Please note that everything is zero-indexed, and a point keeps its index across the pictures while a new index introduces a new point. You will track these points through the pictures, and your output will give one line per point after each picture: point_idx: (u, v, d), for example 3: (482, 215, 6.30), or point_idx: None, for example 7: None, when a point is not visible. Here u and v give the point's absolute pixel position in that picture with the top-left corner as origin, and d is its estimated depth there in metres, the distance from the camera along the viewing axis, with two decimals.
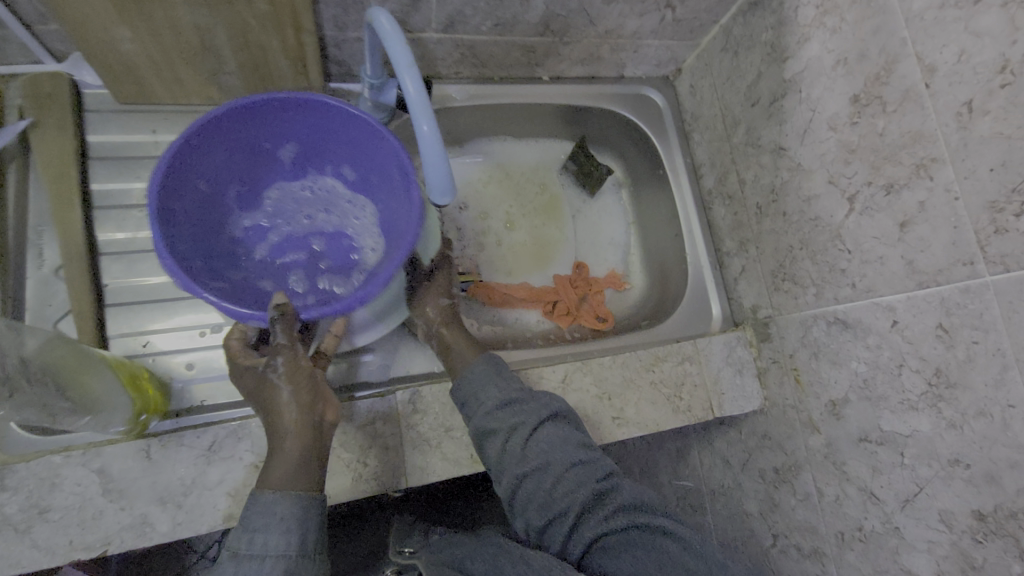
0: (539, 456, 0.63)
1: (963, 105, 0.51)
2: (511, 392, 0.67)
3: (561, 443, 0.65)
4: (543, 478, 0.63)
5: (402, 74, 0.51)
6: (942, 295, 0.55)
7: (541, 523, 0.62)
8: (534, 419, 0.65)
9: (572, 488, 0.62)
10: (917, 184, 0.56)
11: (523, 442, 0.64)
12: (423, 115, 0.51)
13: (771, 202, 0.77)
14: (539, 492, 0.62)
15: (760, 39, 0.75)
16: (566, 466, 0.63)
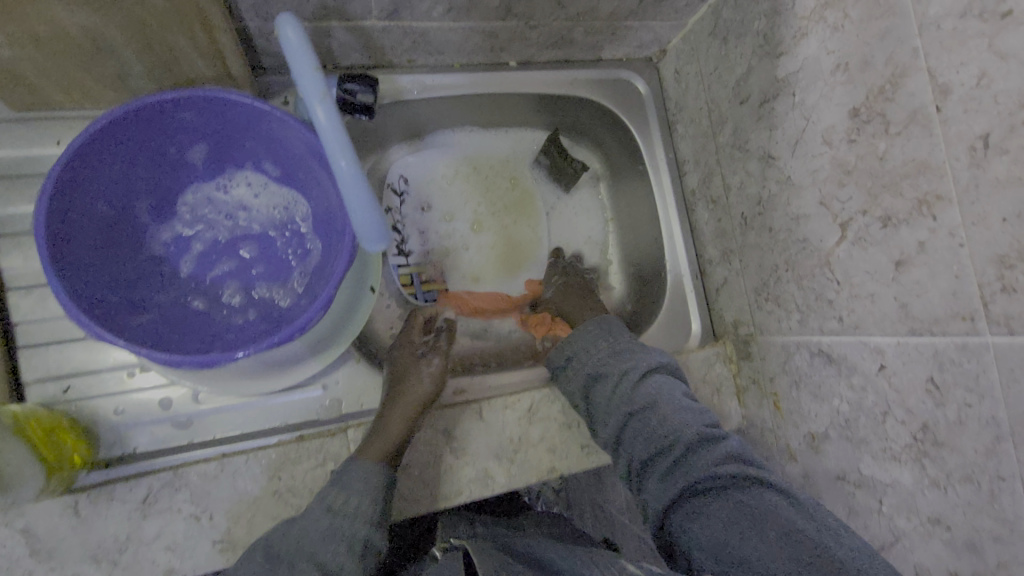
0: (648, 396, 0.67)
1: (977, 138, 0.43)
2: (619, 343, 0.74)
3: (668, 390, 0.68)
4: (649, 416, 0.66)
5: (310, 101, 0.43)
6: (936, 347, 0.49)
7: (644, 458, 0.64)
8: (641, 364, 0.70)
9: (679, 425, 0.64)
10: (918, 221, 0.49)
11: (631, 385, 0.68)
12: (340, 150, 0.44)
13: (756, 214, 0.70)
14: (645, 427, 0.65)
15: (752, 27, 0.66)
16: (674, 407, 0.66)
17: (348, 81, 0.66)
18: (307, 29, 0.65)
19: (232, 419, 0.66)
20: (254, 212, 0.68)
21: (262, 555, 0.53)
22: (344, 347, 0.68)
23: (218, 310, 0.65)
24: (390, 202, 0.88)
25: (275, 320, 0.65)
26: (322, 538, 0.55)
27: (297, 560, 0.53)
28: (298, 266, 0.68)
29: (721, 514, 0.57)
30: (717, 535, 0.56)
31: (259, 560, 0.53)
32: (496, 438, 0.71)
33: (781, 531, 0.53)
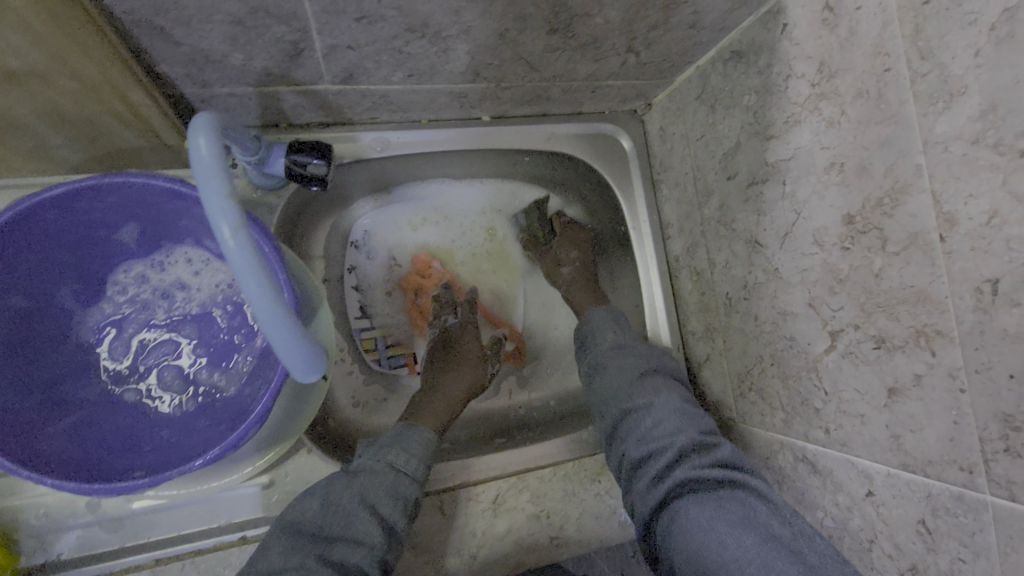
0: (646, 397, 0.66)
1: (985, 281, 0.38)
2: (625, 338, 0.73)
3: (669, 392, 0.66)
4: (644, 416, 0.64)
5: (216, 216, 0.37)
6: (930, 490, 0.45)
7: (637, 460, 0.62)
8: (645, 363, 0.69)
9: (671, 430, 0.62)
10: (914, 351, 0.44)
11: (632, 381, 0.68)
12: (250, 276, 0.37)
13: (741, 297, 0.65)
14: (639, 426, 0.64)
15: (741, 100, 0.60)
16: (669, 412, 0.64)
17: (300, 151, 0.60)
18: (252, 93, 0.58)
19: (170, 517, 0.60)
20: (194, 291, 0.62)
21: (320, 499, 0.57)
22: (293, 440, 0.63)
23: (151, 401, 0.60)
24: (354, 260, 0.82)
25: (213, 415, 0.59)
26: (380, 493, 0.58)
27: (353, 508, 0.56)
28: (241, 350, 0.62)
29: (697, 524, 0.55)
30: (691, 539, 0.54)
31: (317, 507, 0.56)
32: (461, 532, 0.66)
33: (759, 535, 0.51)
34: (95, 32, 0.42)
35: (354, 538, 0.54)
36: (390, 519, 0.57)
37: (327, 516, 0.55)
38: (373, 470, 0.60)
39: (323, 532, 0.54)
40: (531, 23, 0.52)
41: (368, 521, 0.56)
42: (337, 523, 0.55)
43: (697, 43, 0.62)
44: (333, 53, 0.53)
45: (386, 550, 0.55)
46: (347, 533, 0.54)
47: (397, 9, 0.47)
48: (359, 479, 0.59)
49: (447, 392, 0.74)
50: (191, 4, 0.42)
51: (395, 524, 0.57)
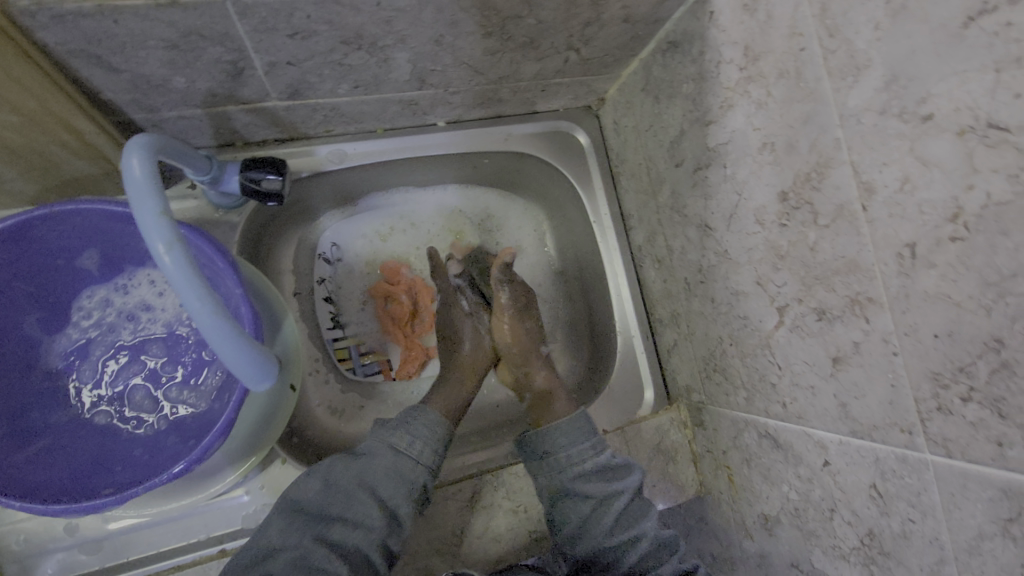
0: (630, 529, 0.64)
1: (904, 246, 0.40)
2: (601, 458, 0.68)
3: (648, 515, 0.66)
4: (630, 552, 0.64)
5: (150, 237, 0.38)
6: (878, 454, 0.46)
7: None
8: (629, 490, 0.66)
9: (653, 564, 0.64)
10: (851, 320, 0.46)
11: (615, 516, 0.65)
12: (191, 289, 0.38)
13: (699, 281, 0.66)
14: (622, 561, 0.64)
15: (681, 89, 0.62)
16: (654, 543, 0.64)
17: (254, 168, 0.61)
18: (201, 114, 0.59)
19: (147, 537, 0.61)
20: (159, 311, 0.62)
21: (322, 481, 0.59)
22: (266, 449, 0.64)
23: (122, 423, 0.60)
24: (322, 272, 0.83)
25: (185, 432, 0.60)
26: (382, 477, 0.60)
27: (356, 491, 0.59)
28: (210, 366, 0.63)
29: None
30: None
31: (318, 487, 0.58)
32: (438, 531, 0.66)
33: None
34: (29, 65, 0.43)
35: (354, 520, 0.57)
36: (392, 502, 0.59)
37: (328, 496, 0.58)
38: (378, 453, 0.62)
39: (324, 512, 0.57)
40: (465, 27, 0.54)
41: (368, 504, 0.58)
42: (337, 504, 0.57)
43: (635, 37, 0.63)
44: (275, 69, 0.54)
45: (386, 533, 0.57)
46: (348, 515, 0.57)
47: (329, 23, 0.48)
48: (368, 455, 0.62)
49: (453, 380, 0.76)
50: (123, 32, 0.43)
51: (397, 507, 0.58)
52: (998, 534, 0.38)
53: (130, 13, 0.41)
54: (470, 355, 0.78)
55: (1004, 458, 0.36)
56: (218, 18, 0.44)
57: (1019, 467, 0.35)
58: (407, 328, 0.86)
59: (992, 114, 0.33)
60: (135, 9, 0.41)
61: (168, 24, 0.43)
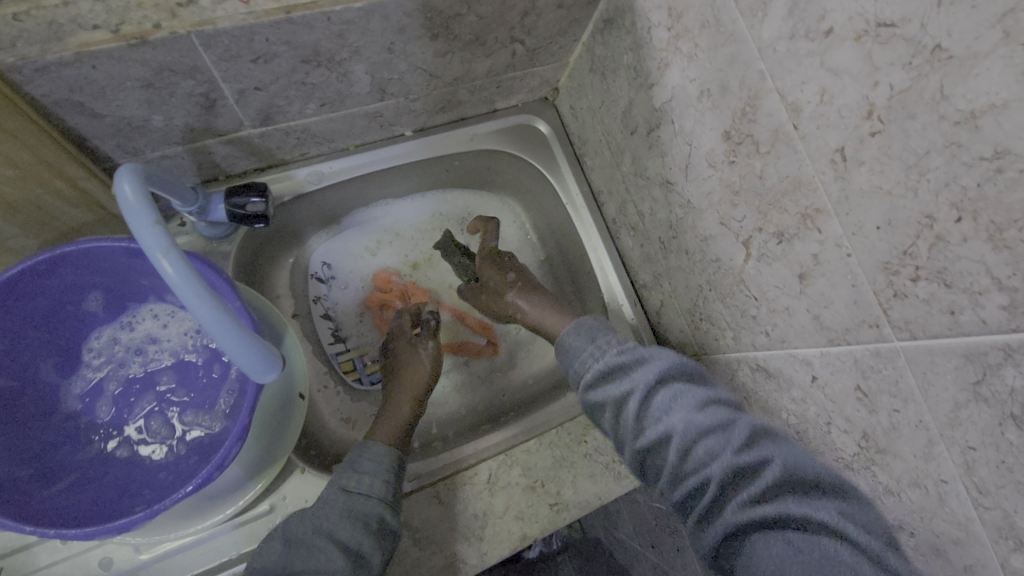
0: (657, 425, 0.54)
1: (835, 152, 0.43)
2: (609, 359, 0.62)
3: (680, 404, 0.54)
4: (666, 448, 0.53)
5: (149, 245, 0.42)
6: (855, 355, 0.48)
7: (679, 500, 0.50)
8: (640, 385, 0.57)
9: (702, 458, 0.49)
10: (807, 235, 0.49)
11: (637, 413, 0.56)
12: (188, 288, 0.41)
13: (671, 238, 0.69)
14: (665, 465, 0.52)
15: (622, 61, 0.66)
16: (691, 435, 0.51)
17: (238, 194, 0.65)
18: (183, 152, 0.64)
19: (181, 561, 0.63)
20: (164, 342, 0.66)
21: (282, 539, 0.56)
22: (281, 464, 0.66)
23: (144, 453, 0.63)
24: (317, 291, 0.86)
25: (205, 451, 0.62)
26: (337, 519, 0.58)
27: (315, 541, 0.56)
28: (221, 387, 0.66)
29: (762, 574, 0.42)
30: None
31: (280, 548, 0.55)
32: (460, 517, 0.67)
33: None
34: (19, 116, 0.47)
35: (318, 568, 0.53)
36: (354, 542, 0.56)
37: (292, 552, 0.55)
38: (329, 500, 0.60)
39: (286, 570, 0.53)
40: (413, 32, 0.58)
41: (329, 550, 0.55)
42: (301, 557, 0.54)
43: (573, 21, 0.68)
44: (245, 96, 0.58)
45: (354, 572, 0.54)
46: (312, 565, 0.54)
47: (287, 43, 0.53)
48: (317, 512, 0.59)
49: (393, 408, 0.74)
50: (102, 76, 0.48)
51: (359, 544, 0.56)
52: (971, 401, 0.40)
53: (106, 56, 0.46)
54: (407, 382, 0.76)
55: (960, 324, 0.39)
56: (187, 51, 0.49)
57: (972, 329, 0.38)
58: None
59: (879, 14, 0.36)
60: (111, 52, 0.46)
61: (141, 62, 0.48)
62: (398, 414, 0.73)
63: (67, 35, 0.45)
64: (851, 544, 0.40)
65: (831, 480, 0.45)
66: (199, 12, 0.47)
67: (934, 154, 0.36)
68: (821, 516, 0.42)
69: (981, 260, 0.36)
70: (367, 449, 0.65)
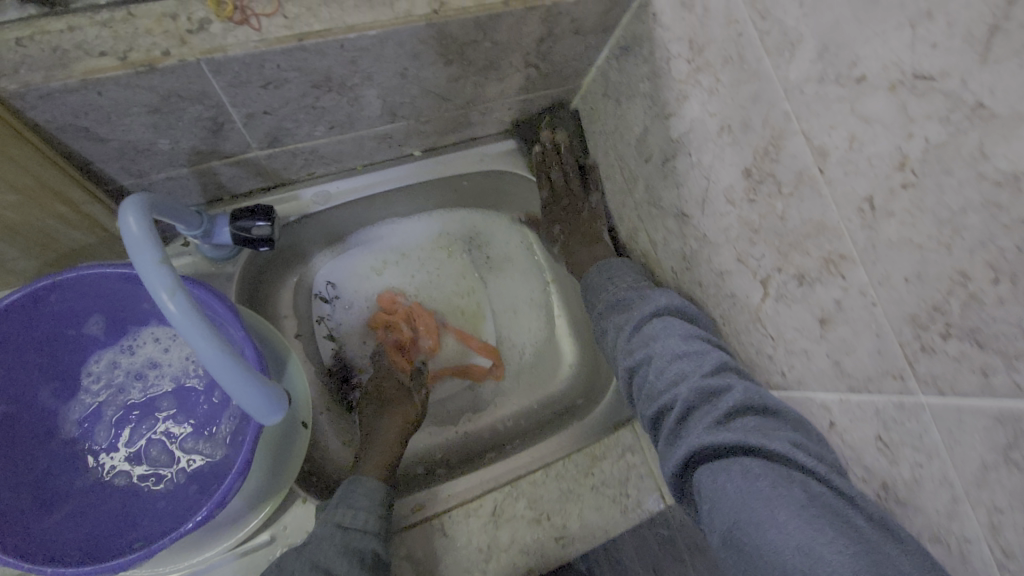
0: (643, 349, 0.64)
1: (863, 201, 0.42)
2: (620, 292, 0.72)
3: (667, 335, 0.63)
4: (646, 370, 0.62)
5: (152, 283, 0.40)
6: (877, 405, 0.47)
7: (651, 417, 0.59)
8: (639, 315, 0.67)
9: (674, 380, 0.58)
10: (829, 280, 0.47)
11: (629, 339, 0.66)
12: (193, 327, 0.40)
13: (684, 269, 0.68)
14: (646, 383, 0.62)
15: (638, 89, 0.65)
16: (668, 359, 0.60)
17: (242, 217, 0.64)
18: (188, 173, 0.62)
19: None
20: (166, 367, 0.64)
21: None
22: (283, 494, 0.65)
23: (142, 482, 0.62)
24: (321, 311, 0.85)
25: (205, 480, 0.61)
26: (333, 556, 0.57)
27: None
28: (223, 413, 0.64)
29: (715, 492, 0.49)
30: (720, 509, 0.48)
31: None
32: (463, 550, 0.65)
33: (789, 502, 0.45)
34: (22, 142, 0.46)
35: None
36: None
37: None
38: (323, 536, 0.59)
39: None
40: (427, 58, 0.57)
41: None
42: None
43: (588, 46, 0.67)
44: (254, 120, 0.57)
45: None
46: None
47: (298, 69, 0.51)
48: (311, 550, 0.57)
49: (378, 439, 0.73)
50: (107, 102, 0.47)
51: None
52: (1000, 463, 0.38)
53: (113, 83, 0.45)
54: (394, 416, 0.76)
55: (991, 385, 0.37)
56: (195, 78, 0.47)
57: (1004, 392, 0.36)
58: (409, 356, 0.87)
59: (916, 66, 0.35)
60: (118, 79, 0.44)
61: (148, 89, 0.47)
62: (384, 447, 0.72)
63: (72, 62, 0.43)
64: (796, 465, 0.48)
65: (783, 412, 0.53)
66: (210, 39, 0.46)
67: (971, 213, 0.35)
68: (775, 444, 0.49)
69: (1017, 323, 0.34)
70: (356, 486, 0.64)
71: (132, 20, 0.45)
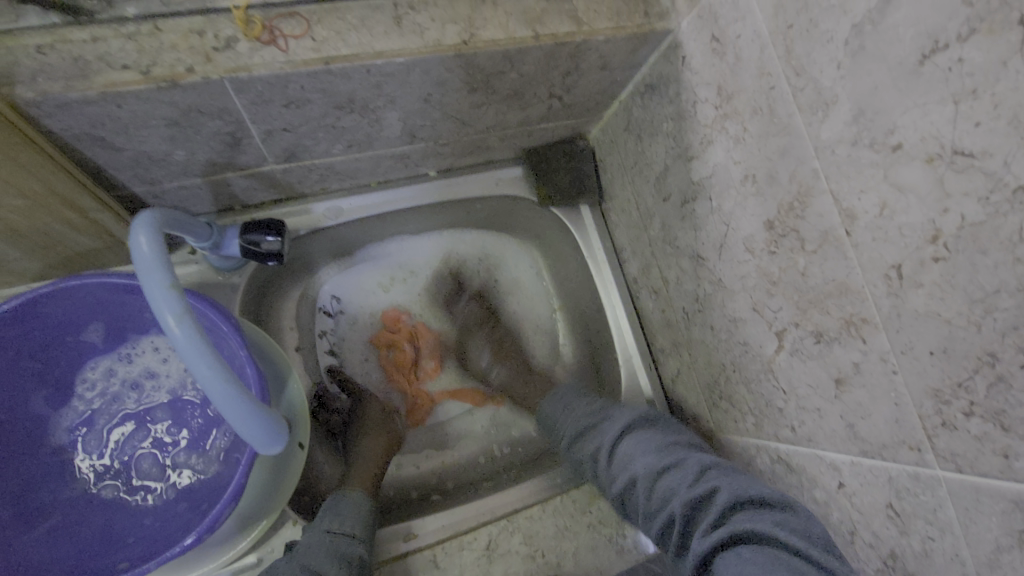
0: (623, 467, 0.62)
1: (891, 268, 0.41)
2: (585, 413, 0.72)
3: (637, 450, 0.63)
4: (632, 493, 0.60)
5: (161, 308, 0.39)
6: (890, 473, 0.46)
7: (655, 533, 0.56)
8: (606, 438, 0.66)
9: (665, 496, 0.56)
10: (849, 341, 0.46)
11: (606, 457, 0.65)
12: (199, 357, 0.39)
13: (696, 311, 0.67)
14: (639, 505, 0.59)
15: (661, 127, 0.64)
16: (651, 474, 0.59)
17: (254, 230, 0.63)
18: (201, 183, 0.61)
19: None
20: (163, 378, 0.63)
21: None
22: (277, 513, 0.63)
23: (130, 495, 0.60)
24: (324, 325, 0.85)
25: (195, 498, 0.60)
26: (321, 557, 0.55)
27: None
28: (218, 429, 0.63)
29: None
30: None
31: None
32: None
33: None
34: (35, 149, 0.45)
35: None
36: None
37: None
38: (313, 542, 0.57)
39: None
40: (452, 85, 0.56)
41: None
42: None
43: (613, 81, 0.66)
44: (272, 136, 0.56)
45: None
46: None
47: (322, 91, 0.51)
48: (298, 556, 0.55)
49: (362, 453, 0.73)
50: (126, 114, 0.46)
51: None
52: (1016, 547, 0.37)
53: (133, 97, 0.44)
54: (375, 438, 0.76)
55: (1012, 469, 0.36)
56: (217, 95, 0.47)
57: None
58: (409, 376, 0.87)
59: (956, 142, 0.35)
60: (139, 93, 0.43)
61: (169, 103, 0.46)
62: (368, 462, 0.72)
63: (94, 73, 0.42)
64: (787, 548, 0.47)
65: (774, 497, 0.51)
66: (235, 58, 0.45)
67: (1005, 294, 0.34)
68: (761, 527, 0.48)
69: None
70: (343, 497, 0.64)
71: (157, 35, 0.44)
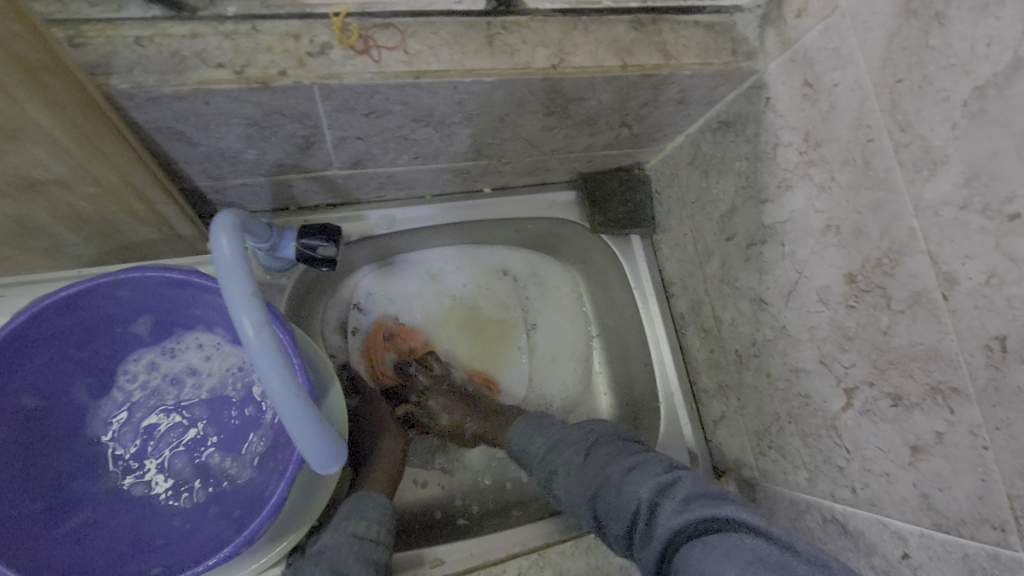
0: (597, 470, 0.58)
1: (992, 339, 0.39)
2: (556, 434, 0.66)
3: (610, 453, 0.59)
4: (603, 488, 0.55)
5: (239, 316, 0.38)
6: (966, 550, 0.44)
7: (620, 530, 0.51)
8: (574, 449, 0.62)
9: (630, 489, 0.52)
10: (932, 408, 0.45)
11: (578, 466, 0.60)
12: (275, 372, 0.38)
13: (751, 354, 0.65)
14: (607, 500, 0.54)
15: (733, 166, 0.63)
16: (622, 471, 0.55)
17: (311, 235, 0.62)
18: (264, 182, 0.60)
19: None
20: (204, 376, 0.62)
21: None
22: (302, 532, 0.61)
23: (161, 494, 0.59)
24: (356, 322, 0.83)
25: (226, 503, 0.58)
26: (350, 560, 0.52)
27: None
28: (255, 432, 0.62)
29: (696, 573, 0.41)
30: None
31: None
32: None
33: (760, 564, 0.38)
34: (119, 141, 0.44)
35: None
36: None
37: None
38: (339, 543, 0.54)
39: None
40: (530, 107, 0.56)
41: None
42: None
43: (685, 115, 0.65)
44: (344, 143, 0.55)
45: None
46: None
47: (404, 104, 0.50)
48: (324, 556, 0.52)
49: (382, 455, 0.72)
50: (210, 112, 0.45)
51: None
52: None
53: (222, 95, 0.43)
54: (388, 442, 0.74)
55: None
56: (303, 99, 0.46)
57: None
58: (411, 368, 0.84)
59: None
60: (230, 91, 0.43)
61: (255, 104, 0.45)
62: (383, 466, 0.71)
63: (188, 69, 0.42)
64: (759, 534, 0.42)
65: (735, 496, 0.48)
66: (328, 65, 0.44)
67: None
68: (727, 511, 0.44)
69: None
70: (365, 500, 0.62)
71: (254, 35, 0.44)
